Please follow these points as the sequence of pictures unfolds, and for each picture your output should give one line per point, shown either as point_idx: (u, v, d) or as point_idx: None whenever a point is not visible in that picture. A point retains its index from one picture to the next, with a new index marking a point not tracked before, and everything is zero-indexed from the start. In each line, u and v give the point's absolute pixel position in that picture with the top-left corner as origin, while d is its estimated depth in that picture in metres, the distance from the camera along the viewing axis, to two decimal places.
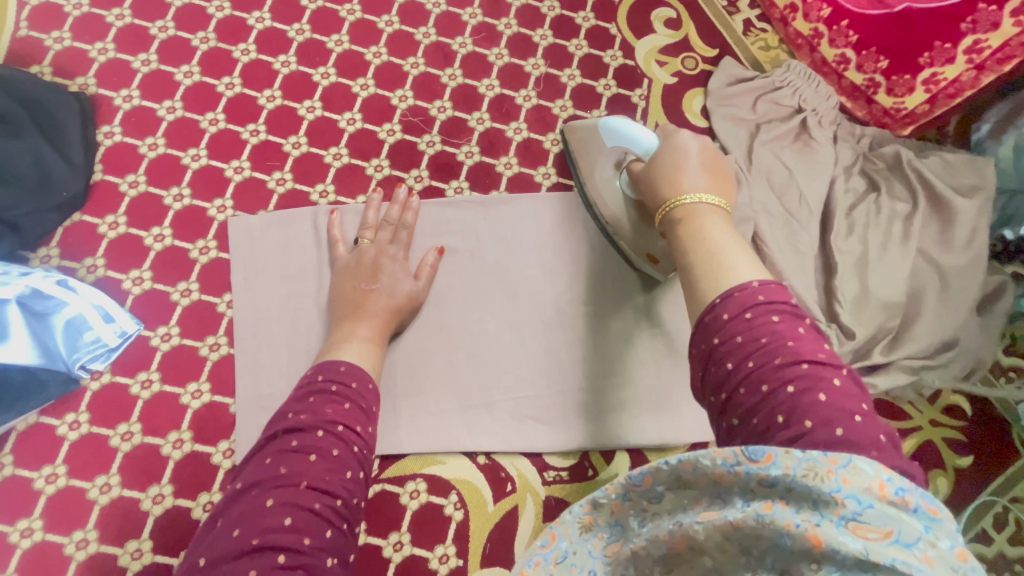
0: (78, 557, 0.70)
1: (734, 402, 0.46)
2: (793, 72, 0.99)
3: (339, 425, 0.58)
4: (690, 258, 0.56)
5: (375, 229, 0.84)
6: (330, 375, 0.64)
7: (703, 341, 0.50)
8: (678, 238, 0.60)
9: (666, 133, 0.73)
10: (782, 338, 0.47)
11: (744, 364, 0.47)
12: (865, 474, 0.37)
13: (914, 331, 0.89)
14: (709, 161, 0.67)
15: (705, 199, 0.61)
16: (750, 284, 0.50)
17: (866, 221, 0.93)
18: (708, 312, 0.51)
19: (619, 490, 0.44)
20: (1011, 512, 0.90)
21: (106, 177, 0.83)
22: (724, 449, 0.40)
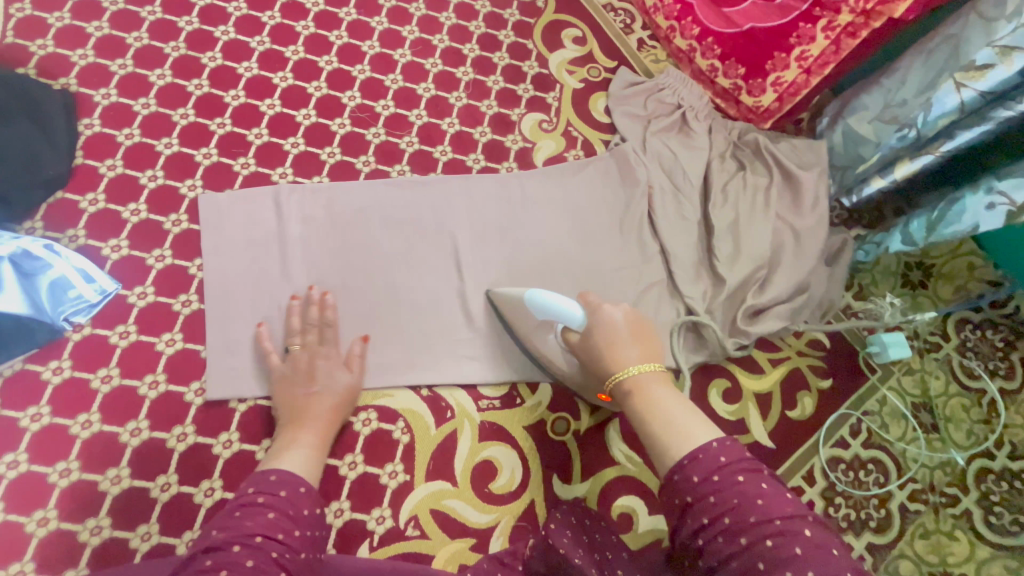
0: (60, 484, 0.79)
1: (711, 549, 0.53)
2: (673, 77, 1.22)
3: (257, 536, 0.62)
4: (657, 431, 0.64)
5: (302, 333, 0.89)
6: (260, 486, 0.68)
7: (676, 497, 0.58)
8: (636, 412, 0.69)
9: (591, 302, 0.82)
10: (751, 498, 0.53)
11: (719, 519, 0.53)
12: None
13: (778, 277, 1.11)
14: (635, 330, 0.77)
15: (647, 368, 0.71)
16: (711, 446, 0.59)
17: (737, 193, 1.15)
18: (677, 472, 0.59)
19: None
20: (863, 423, 1.12)
21: (87, 162, 0.95)
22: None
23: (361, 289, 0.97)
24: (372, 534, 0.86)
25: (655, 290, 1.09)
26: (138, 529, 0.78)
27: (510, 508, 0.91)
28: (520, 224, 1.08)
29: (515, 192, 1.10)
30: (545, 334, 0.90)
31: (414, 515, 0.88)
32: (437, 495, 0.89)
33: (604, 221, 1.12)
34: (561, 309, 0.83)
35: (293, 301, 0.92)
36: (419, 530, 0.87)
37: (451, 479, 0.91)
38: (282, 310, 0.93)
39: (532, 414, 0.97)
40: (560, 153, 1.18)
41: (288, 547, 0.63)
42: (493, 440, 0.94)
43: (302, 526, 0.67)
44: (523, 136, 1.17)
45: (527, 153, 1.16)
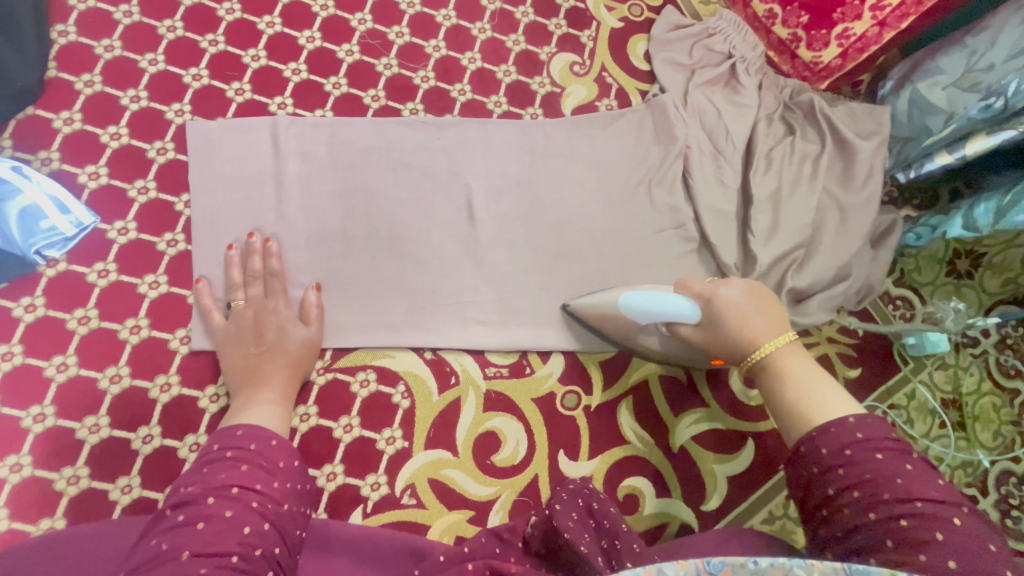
0: (35, 430, 0.73)
1: (837, 520, 0.53)
2: (725, 21, 1.08)
3: (233, 487, 0.60)
4: (788, 399, 0.64)
5: (245, 286, 0.81)
6: (227, 442, 0.65)
7: (803, 468, 0.58)
8: (768, 384, 0.67)
9: (699, 294, 0.78)
10: (888, 475, 0.52)
11: (848, 491, 0.54)
12: None
13: (818, 257, 1.01)
14: (763, 304, 0.74)
15: (782, 343, 0.69)
16: (847, 420, 0.58)
17: (783, 160, 1.04)
18: (805, 443, 0.59)
19: (690, 570, 0.47)
20: (888, 416, 1.05)
21: (61, 75, 0.84)
22: (822, 564, 0.46)
23: (363, 240, 0.89)
24: (366, 500, 0.81)
25: (684, 261, 1.00)
26: (119, 481, 0.74)
27: (512, 483, 0.86)
28: (541, 179, 0.98)
29: (540, 142, 0.99)
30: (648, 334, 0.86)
31: (411, 484, 0.83)
32: (435, 465, 0.84)
33: (633, 180, 1.02)
34: (669, 307, 0.80)
35: (231, 251, 0.82)
36: (415, 499, 0.82)
37: (451, 449, 0.85)
38: (221, 265, 0.83)
39: (542, 386, 0.91)
40: (591, 102, 1.06)
41: (269, 497, 0.62)
42: (498, 411, 0.88)
43: (280, 478, 0.65)
44: (552, 79, 1.05)
45: (555, 99, 1.04)
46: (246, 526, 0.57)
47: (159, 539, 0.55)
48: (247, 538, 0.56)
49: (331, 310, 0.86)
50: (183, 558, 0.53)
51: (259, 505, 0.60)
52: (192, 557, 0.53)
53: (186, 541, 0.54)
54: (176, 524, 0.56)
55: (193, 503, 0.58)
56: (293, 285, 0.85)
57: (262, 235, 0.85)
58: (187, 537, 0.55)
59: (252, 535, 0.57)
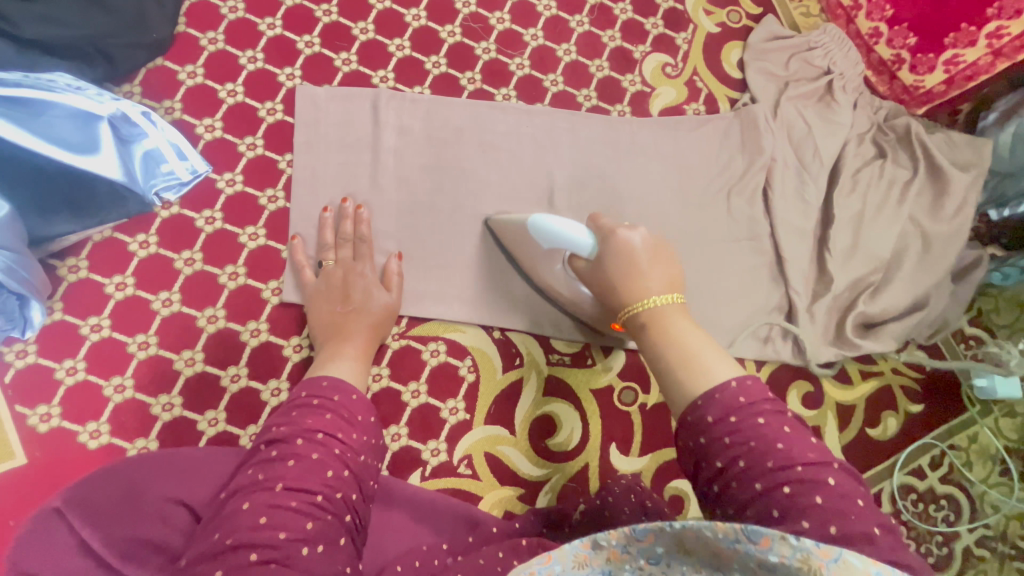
0: (139, 356, 0.79)
1: (728, 495, 0.52)
2: (829, 35, 1.06)
3: (319, 432, 0.64)
4: (669, 362, 0.60)
5: (335, 247, 0.85)
6: (313, 390, 0.70)
7: (690, 438, 0.56)
8: (649, 343, 0.63)
9: (601, 228, 0.73)
10: (771, 442, 0.51)
11: (734, 463, 0.52)
12: (855, 568, 0.41)
13: (892, 286, 1.00)
14: (654, 254, 0.69)
15: (665, 300, 0.64)
16: (730, 384, 0.55)
17: (869, 182, 1.03)
18: (690, 412, 0.56)
19: (620, 539, 0.48)
20: (946, 456, 1.02)
21: (188, 31, 0.89)
22: (725, 526, 0.45)
23: (454, 210, 0.92)
24: (425, 464, 0.84)
25: (755, 272, 1.00)
26: (207, 414, 0.79)
27: (563, 467, 0.88)
28: (622, 177, 0.99)
29: (626, 140, 1.00)
30: (551, 263, 0.83)
31: (468, 455, 0.86)
32: (492, 440, 0.87)
33: (712, 187, 1.01)
34: (566, 235, 0.76)
35: (325, 213, 0.86)
36: (470, 470, 0.86)
37: (509, 426, 0.88)
38: (315, 225, 0.87)
39: (600, 378, 0.93)
40: (679, 105, 1.05)
41: (349, 446, 0.65)
42: (556, 396, 0.91)
43: (359, 430, 0.68)
44: (643, 78, 1.05)
45: (644, 98, 1.04)
46: (330, 469, 0.61)
47: (255, 470, 0.60)
48: (330, 481, 0.60)
49: (409, 279, 0.89)
50: (277, 489, 0.58)
51: (341, 452, 0.64)
52: (284, 490, 0.58)
53: (280, 475, 0.59)
54: (269, 458, 0.61)
55: (284, 442, 0.63)
56: (378, 252, 0.89)
57: (355, 202, 0.88)
58: (279, 471, 0.59)
59: (335, 479, 0.61)
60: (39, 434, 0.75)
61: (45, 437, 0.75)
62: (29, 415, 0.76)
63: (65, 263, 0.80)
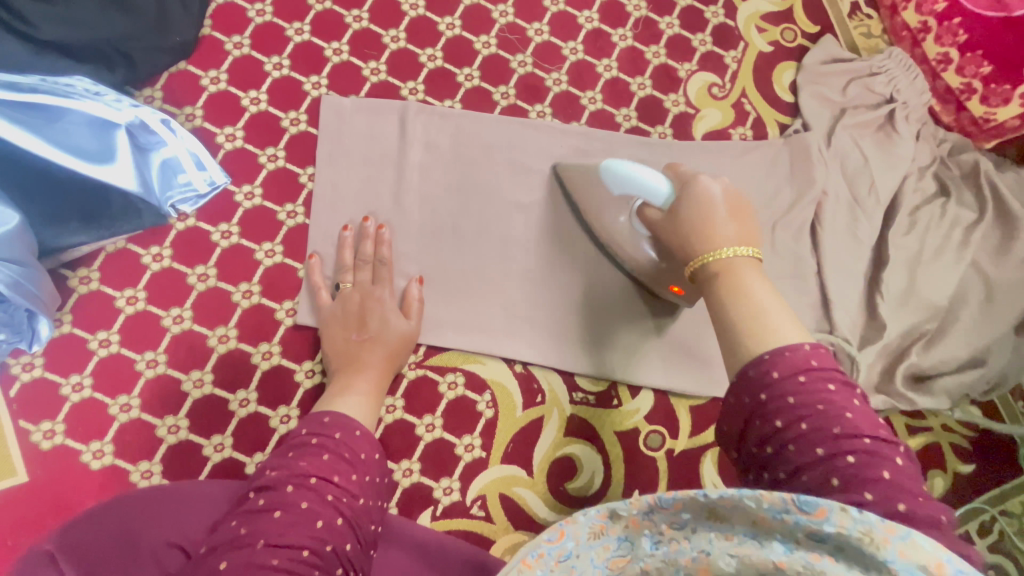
0: (146, 375, 0.76)
1: (782, 458, 0.50)
2: (893, 60, 0.98)
3: (311, 477, 0.61)
4: (737, 314, 0.57)
5: (354, 269, 0.81)
6: (313, 427, 0.67)
7: (746, 394, 0.53)
8: (716, 292, 0.60)
9: (681, 176, 0.72)
10: (839, 409, 0.49)
11: (795, 424, 0.50)
12: (922, 549, 0.37)
13: (948, 336, 0.92)
14: (733, 209, 0.67)
15: (744, 251, 0.62)
16: (801, 347, 0.53)
17: (929, 222, 0.95)
18: (753, 366, 0.53)
19: (643, 508, 0.45)
20: (996, 522, 0.94)
21: (213, 34, 0.86)
22: (774, 495, 0.41)
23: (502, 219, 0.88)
24: (437, 503, 0.80)
25: (798, 313, 0.93)
26: (213, 438, 0.76)
27: None
28: None
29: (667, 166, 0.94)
30: (615, 214, 0.81)
31: (481, 496, 0.81)
32: (508, 480, 0.82)
33: (757, 219, 0.95)
34: (637, 177, 0.73)
35: (344, 233, 0.82)
36: (483, 511, 0.81)
37: (526, 467, 0.83)
38: (334, 243, 0.83)
39: (627, 419, 0.87)
40: (725, 129, 0.99)
41: (345, 491, 0.61)
42: (578, 438, 0.85)
43: (359, 471, 0.64)
44: (687, 99, 0.98)
45: (687, 120, 0.98)
46: (320, 519, 0.57)
47: (239, 522, 0.57)
48: (319, 533, 0.56)
49: (429, 305, 0.84)
50: (258, 546, 0.54)
51: (336, 499, 0.60)
52: (266, 546, 0.54)
53: (266, 529, 0.55)
54: (256, 509, 0.58)
55: (274, 488, 0.60)
56: (397, 275, 0.84)
57: (377, 221, 0.84)
58: (264, 525, 0.56)
59: (325, 530, 0.57)
60: (42, 452, 0.73)
61: (47, 455, 0.73)
62: (32, 431, 0.73)
63: (76, 274, 0.77)
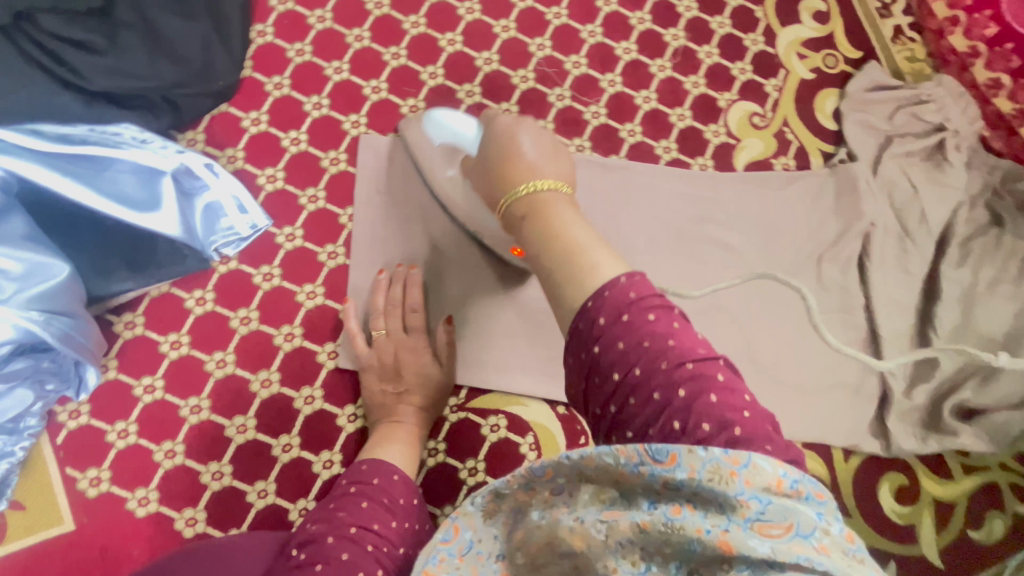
0: (191, 420, 0.76)
1: (625, 415, 0.44)
2: (943, 89, 0.96)
3: (351, 527, 0.60)
4: (555, 261, 0.50)
5: (386, 315, 0.80)
6: (352, 476, 0.67)
7: (581, 350, 0.46)
8: (532, 236, 0.54)
9: (487, 119, 0.71)
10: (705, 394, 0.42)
11: (629, 373, 0.44)
12: (763, 471, 0.37)
13: (1004, 375, 0.89)
14: (543, 143, 0.63)
15: (554, 185, 0.56)
16: (618, 281, 0.46)
17: (983, 255, 0.92)
18: (580, 315, 0.47)
19: (520, 481, 0.43)
20: None
21: (254, 75, 0.86)
22: (627, 448, 0.39)
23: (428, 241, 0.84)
24: None
25: (847, 350, 0.90)
26: (257, 484, 0.75)
27: None
28: (706, 243, 0.91)
29: (710, 198, 0.93)
30: (445, 169, 0.78)
31: None
32: None
33: (802, 252, 0.92)
34: (461, 135, 0.73)
35: (379, 276, 0.81)
36: None
37: None
38: (370, 286, 0.82)
39: None
40: (767, 159, 0.96)
41: (385, 539, 0.60)
42: None
43: (399, 518, 0.64)
44: (728, 129, 0.96)
45: (728, 150, 0.96)
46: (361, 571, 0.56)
47: None
48: None
49: (468, 345, 0.83)
50: None
51: (375, 548, 0.59)
52: None
53: None
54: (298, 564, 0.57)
55: (314, 542, 0.59)
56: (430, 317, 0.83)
57: (407, 263, 0.83)
58: None
59: None
60: (88, 499, 0.73)
61: (94, 503, 0.73)
62: (79, 478, 0.73)
63: (122, 319, 0.77)
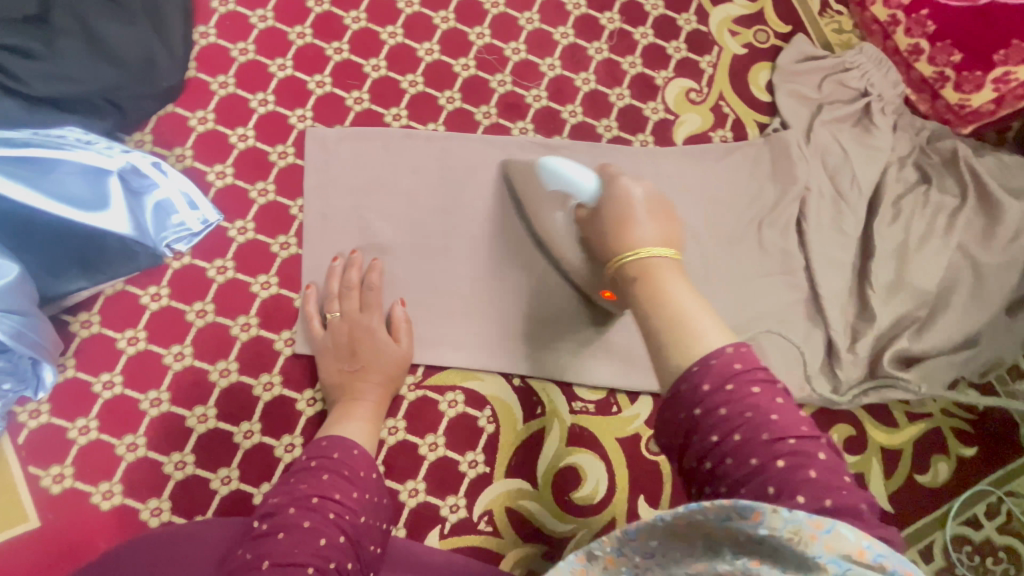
0: (151, 413, 0.78)
1: (720, 473, 0.47)
2: (865, 55, 1.00)
3: (313, 497, 0.62)
4: (658, 322, 0.53)
5: (340, 298, 0.82)
6: (312, 451, 0.69)
7: (679, 412, 0.49)
8: (636, 298, 0.57)
9: (608, 172, 0.71)
10: (764, 414, 0.47)
11: (729, 437, 0.47)
12: (846, 540, 0.38)
13: (938, 325, 0.93)
14: (654, 208, 0.65)
15: (666, 253, 0.58)
16: (726, 350, 0.49)
17: (913, 211, 0.96)
18: (684, 380, 0.49)
19: (616, 544, 0.45)
20: (1004, 504, 0.93)
21: (199, 75, 0.88)
22: (714, 504, 0.41)
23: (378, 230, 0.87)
24: (444, 521, 0.81)
25: (790, 310, 0.94)
26: (220, 471, 0.77)
27: (589, 522, 0.83)
28: None
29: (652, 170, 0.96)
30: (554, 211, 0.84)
31: (488, 511, 0.82)
32: (514, 494, 0.83)
33: (742, 219, 0.96)
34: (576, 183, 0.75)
35: (335, 262, 0.84)
36: (491, 526, 0.82)
37: (531, 480, 0.84)
38: (325, 272, 0.84)
39: (628, 425, 0.88)
40: (705, 132, 1.00)
41: (347, 508, 0.63)
42: (581, 447, 0.86)
43: (360, 488, 0.66)
44: (666, 106, 1.00)
45: (667, 126, 0.99)
46: (323, 537, 0.59)
47: (246, 549, 0.58)
48: (323, 551, 0.58)
49: (423, 325, 0.86)
50: (263, 568, 0.55)
51: (337, 516, 0.62)
52: (270, 568, 0.55)
53: (269, 552, 0.56)
54: (261, 534, 0.59)
55: (277, 513, 0.61)
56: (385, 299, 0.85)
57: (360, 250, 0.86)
58: (269, 547, 0.57)
59: (328, 548, 0.58)
60: (52, 496, 0.74)
61: (58, 499, 0.74)
62: (42, 476, 0.74)
63: (78, 318, 0.79)
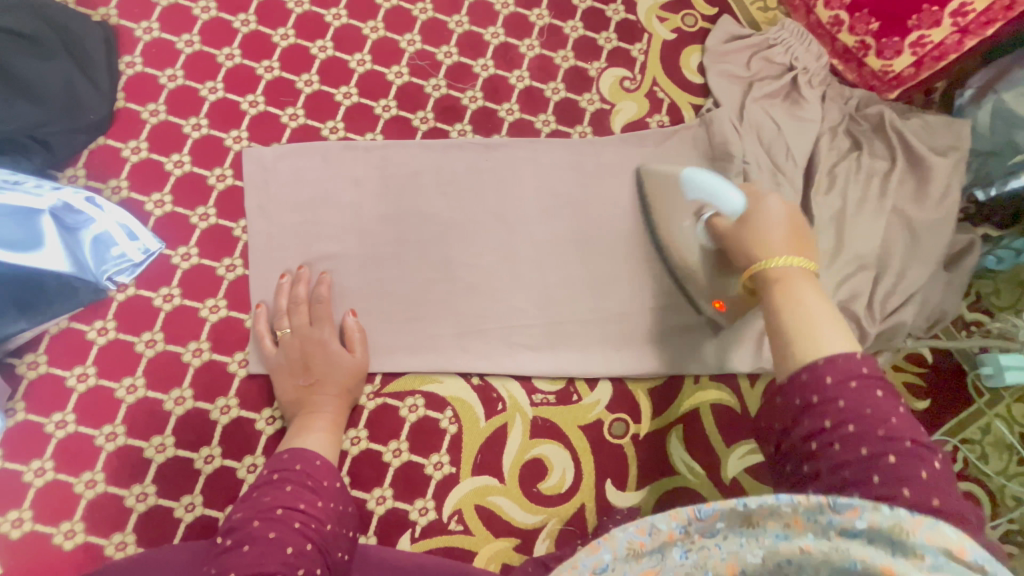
0: (107, 448, 0.77)
1: (810, 429, 0.49)
2: (786, 30, 1.03)
3: (277, 509, 0.62)
4: (790, 325, 0.55)
5: (290, 314, 0.83)
6: (273, 466, 0.68)
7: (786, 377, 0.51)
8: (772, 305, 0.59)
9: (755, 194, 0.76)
10: (871, 387, 0.49)
11: (830, 401, 0.48)
12: (947, 536, 0.38)
13: (880, 285, 0.95)
14: (794, 228, 0.68)
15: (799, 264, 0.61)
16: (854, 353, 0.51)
17: (847, 177, 0.98)
18: (806, 370, 0.51)
19: (681, 522, 0.46)
20: (960, 452, 0.96)
21: (128, 105, 0.88)
22: (808, 497, 0.42)
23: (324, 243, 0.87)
24: (414, 525, 0.82)
25: None
26: (183, 499, 0.77)
27: (559, 511, 0.85)
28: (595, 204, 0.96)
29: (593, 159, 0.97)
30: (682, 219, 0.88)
31: (457, 510, 0.83)
32: (482, 491, 0.84)
33: None
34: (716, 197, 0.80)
35: (282, 279, 0.84)
36: (461, 525, 0.83)
37: (497, 475, 0.85)
38: (273, 290, 0.85)
39: (589, 412, 0.89)
40: (642, 118, 1.02)
41: (312, 517, 0.63)
42: (546, 438, 0.87)
43: (324, 497, 0.66)
44: (601, 96, 1.02)
45: (604, 116, 1.01)
46: (289, 546, 0.59)
47: (212, 566, 0.58)
48: (290, 559, 0.58)
49: (377, 334, 0.86)
50: None
51: (302, 525, 0.62)
52: None
53: (234, 564, 0.56)
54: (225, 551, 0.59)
55: (241, 528, 0.61)
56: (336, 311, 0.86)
57: (307, 263, 0.86)
58: (234, 560, 0.57)
59: (295, 556, 0.58)
60: (12, 542, 0.73)
61: (19, 543, 0.73)
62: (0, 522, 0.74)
63: (24, 360, 0.79)
